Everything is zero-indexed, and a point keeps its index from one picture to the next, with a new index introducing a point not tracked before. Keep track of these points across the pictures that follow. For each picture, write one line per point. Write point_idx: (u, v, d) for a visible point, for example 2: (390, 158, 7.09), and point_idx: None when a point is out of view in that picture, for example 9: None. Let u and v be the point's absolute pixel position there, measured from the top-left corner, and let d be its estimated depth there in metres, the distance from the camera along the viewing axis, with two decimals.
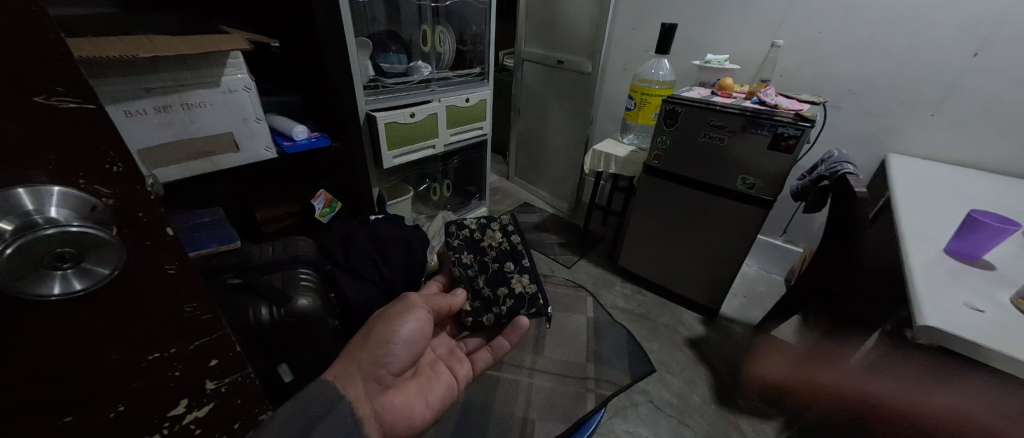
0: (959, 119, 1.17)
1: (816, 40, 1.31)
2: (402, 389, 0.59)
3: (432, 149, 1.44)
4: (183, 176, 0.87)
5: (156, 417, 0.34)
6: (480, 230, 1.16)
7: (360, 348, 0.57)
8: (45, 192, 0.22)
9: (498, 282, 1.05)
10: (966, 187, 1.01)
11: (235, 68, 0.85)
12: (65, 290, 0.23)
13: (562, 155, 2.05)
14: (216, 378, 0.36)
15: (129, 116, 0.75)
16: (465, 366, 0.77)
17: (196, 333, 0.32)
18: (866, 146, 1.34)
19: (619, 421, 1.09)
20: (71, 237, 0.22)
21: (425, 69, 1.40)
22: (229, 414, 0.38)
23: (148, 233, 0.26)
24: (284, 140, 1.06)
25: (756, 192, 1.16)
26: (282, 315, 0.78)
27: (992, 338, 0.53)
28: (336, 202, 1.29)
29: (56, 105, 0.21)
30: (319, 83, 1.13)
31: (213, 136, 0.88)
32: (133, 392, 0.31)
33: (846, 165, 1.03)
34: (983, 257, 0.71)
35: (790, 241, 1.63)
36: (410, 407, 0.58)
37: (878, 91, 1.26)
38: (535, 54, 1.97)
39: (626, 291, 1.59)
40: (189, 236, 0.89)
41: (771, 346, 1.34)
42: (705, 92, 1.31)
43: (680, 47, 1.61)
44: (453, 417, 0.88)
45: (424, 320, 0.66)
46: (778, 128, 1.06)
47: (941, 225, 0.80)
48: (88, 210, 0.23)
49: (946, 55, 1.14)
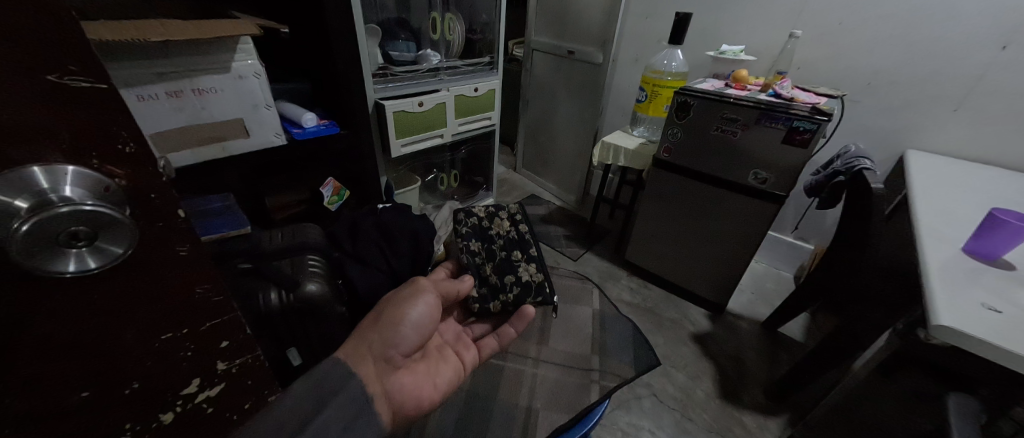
0: (984, 115, 1.13)
1: (835, 31, 1.27)
2: (411, 370, 0.60)
3: (440, 138, 1.43)
4: (194, 161, 0.88)
5: (169, 395, 0.34)
6: (488, 218, 1.15)
7: (370, 329, 0.58)
8: (61, 171, 0.22)
9: (506, 270, 1.03)
10: (987, 185, 0.98)
11: (246, 54, 0.86)
12: (80, 268, 0.24)
13: (570, 147, 2.04)
14: (226, 358, 0.37)
15: (142, 100, 0.76)
16: (472, 352, 0.78)
17: (208, 315, 0.33)
18: (884, 142, 1.30)
19: (622, 412, 1.10)
20: (83, 216, 0.22)
21: (434, 57, 1.38)
22: (239, 395, 0.39)
23: (161, 215, 0.27)
24: (294, 127, 1.08)
25: (769, 187, 1.14)
26: (291, 300, 0.79)
27: (1009, 339, 0.52)
28: (345, 190, 1.32)
29: (67, 84, 0.21)
30: (328, 71, 1.12)
31: (224, 121, 0.89)
32: (147, 370, 0.32)
33: (864, 160, 1.00)
34: (1003, 257, 0.69)
35: (801, 237, 1.61)
36: (418, 388, 0.59)
37: (899, 85, 1.22)
38: (546, 44, 1.94)
39: (632, 285, 1.58)
40: (202, 221, 0.91)
41: (778, 343, 1.33)
42: (719, 84, 1.29)
43: (694, 37, 1.58)
44: (457, 404, 0.90)
45: (433, 304, 0.67)
46: (793, 122, 1.03)
47: (961, 223, 0.78)
48: (102, 190, 0.23)
49: (973, 48, 1.09)
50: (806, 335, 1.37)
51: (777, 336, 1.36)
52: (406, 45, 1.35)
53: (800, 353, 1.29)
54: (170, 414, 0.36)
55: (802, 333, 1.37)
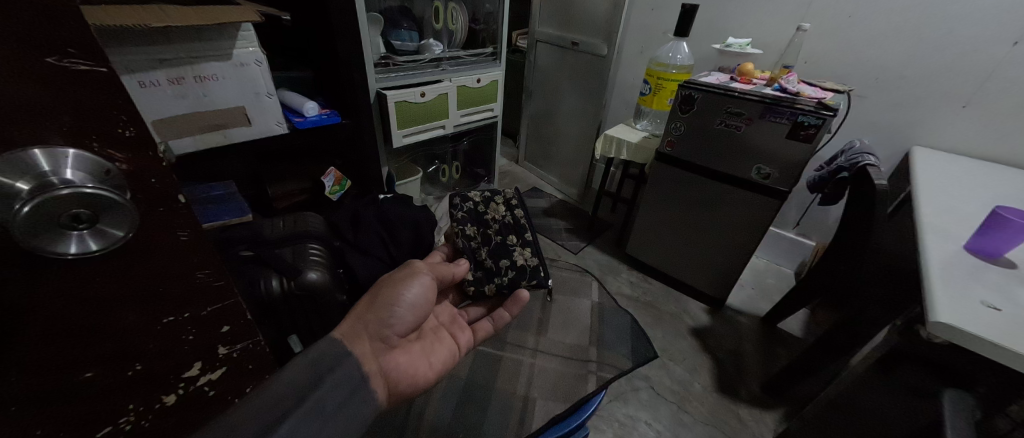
0: (993, 112, 1.11)
1: (844, 25, 1.25)
2: (406, 349, 0.61)
3: (442, 129, 1.43)
4: (196, 148, 0.88)
5: (172, 377, 0.35)
6: (484, 203, 1.13)
7: (367, 310, 0.58)
8: (61, 154, 0.22)
9: (501, 254, 1.02)
10: (993, 183, 0.97)
11: (247, 41, 0.85)
12: (82, 250, 0.24)
13: (573, 140, 2.03)
14: (228, 343, 0.37)
15: (144, 87, 0.76)
16: (467, 334, 0.81)
17: (209, 300, 0.34)
18: (891, 138, 1.29)
19: (619, 404, 1.11)
20: (86, 199, 0.22)
21: (436, 47, 1.37)
22: (240, 377, 0.40)
23: (162, 200, 0.27)
24: (296, 116, 1.08)
25: (771, 182, 1.13)
26: (292, 288, 0.80)
27: (1007, 337, 0.52)
28: (347, 180, 1.31)
29: (68, 67, 0.22)
30: (330, 59, 1.12)
31: (225, 109, 0.89)
32: (150, 353, 0.33)
33: (868, 156, 0.99)
34: (1005, 256, 0.68)
35: (803, 233, 1.60)
36: (414, 367, 0.60)
37: (907, 80, 1.21)
38: (550, 35, 1.92)
39: (632, 279, 1.59)
40: (205, 207, 0.93)
41: (776, 338, 1.34)
42: (724, 77, 1.27)
43: (700, 29, 1.56)
44: (455, 393, 0.90)
45: (428, 286, 0.69)
46: (799, 116, 1.02)
47: (964, 221, 0.77)
48: (104, 174, 0.24)
49: (984, 43, 1.07)
50: (804, 331, 1.37)
51: (775, 331, 1.37)
52: (408, 34, 1.34)
53: (798, 349, 1.29)
54: (173, 397, 0.36)
55: (801, 329, 1.37)
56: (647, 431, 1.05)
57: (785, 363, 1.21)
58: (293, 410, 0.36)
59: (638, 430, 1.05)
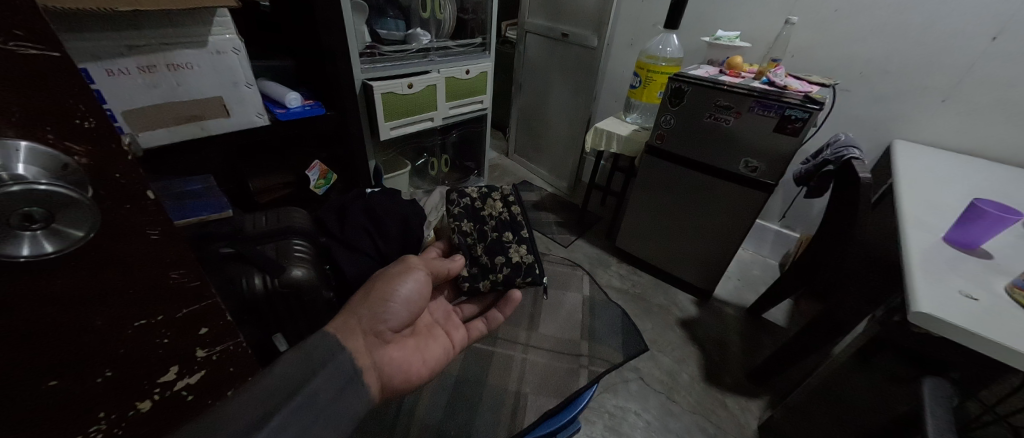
0: (969, 106, 1.14)
1: (831, 17, 1.26)
2: (400, 345, 0.60)
3: (431, 122, 1.40)
4: (170, 140, 0.84)
5: (146, 383, 0.34)
6: (480, 199, 1.10)
7: (360, 304, 0.56)
8: (11, 147, 0.21)
9: (496, 251, 1.00)
10: (970, 176, 0.99)
11: (223, 28, 0.81)
12: (36, 252, 0.22)
13: (562, 132, 2.01)
14: (206, 345, 0.36)
15: (112, 74, 0.72)
16: (462, 331, 0.81)
17: (185, 301, 0.33)
18: (874, 132, 1.31)
19: (609, 396, 1.12)
20: (39, 196, 0.21)
21: (424, 37, 1.32)
22: (221, 382, 0.39)
23: (128, 196, 0.26)
24: (278, 107, 1.04)
25: (760, 176, 1.14)
26: (276, 285, 0.77)
27: (982, 324, 0.53)
28: (332, 174, 1.27)
29: (16, 50, 0.21)
30: (313, 48, 1.08)
31: (201, 99, 0.85)
32: (121, 357, 0.31)
33: (853, 149, 1.01)
34: (981, 247, 0.70)
35: (787, 226, 1.64)
36: (407, 362, 0.59)
37: (891, 74, 1.23)
38: (539, 26, 1.89)
39: (622, 272, 1.60)
40: (180, 203, 0.89)
41: (760, 328, 1.37)
42: (714, 71, 1.27)
43: (690, 21, 1.55)
44: (447, 390, 0.90)
45: (423, 281, 0.67)
46: (787, 109, 1.03)
47: (945, 214, 0.79)
48: (60, 169, 0.23)
49: (965, 39, 1.10)
50: (788, 321, 1.41)
51: (760, 321, 1.40)
52: (394, 23, 1.30)
53: (781, 338, 1.33)
54: (147, 402, 0.35)
55: (784, 319, 1.41)
56: (636, 421, 1.06)
57: (768, 353, 1.24)
58: (285, 402, 0.35)
59: (628, 421, 1.06)
